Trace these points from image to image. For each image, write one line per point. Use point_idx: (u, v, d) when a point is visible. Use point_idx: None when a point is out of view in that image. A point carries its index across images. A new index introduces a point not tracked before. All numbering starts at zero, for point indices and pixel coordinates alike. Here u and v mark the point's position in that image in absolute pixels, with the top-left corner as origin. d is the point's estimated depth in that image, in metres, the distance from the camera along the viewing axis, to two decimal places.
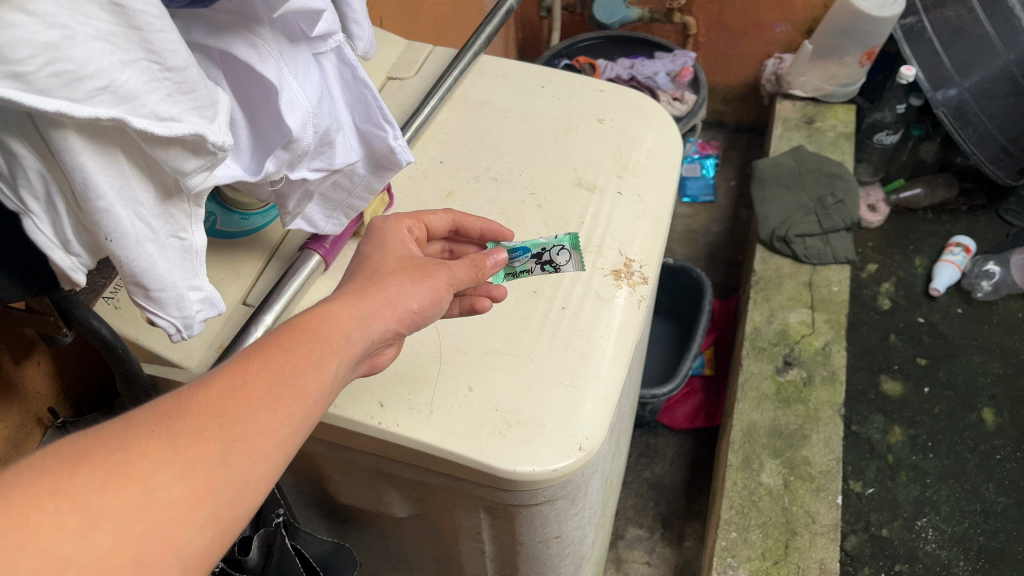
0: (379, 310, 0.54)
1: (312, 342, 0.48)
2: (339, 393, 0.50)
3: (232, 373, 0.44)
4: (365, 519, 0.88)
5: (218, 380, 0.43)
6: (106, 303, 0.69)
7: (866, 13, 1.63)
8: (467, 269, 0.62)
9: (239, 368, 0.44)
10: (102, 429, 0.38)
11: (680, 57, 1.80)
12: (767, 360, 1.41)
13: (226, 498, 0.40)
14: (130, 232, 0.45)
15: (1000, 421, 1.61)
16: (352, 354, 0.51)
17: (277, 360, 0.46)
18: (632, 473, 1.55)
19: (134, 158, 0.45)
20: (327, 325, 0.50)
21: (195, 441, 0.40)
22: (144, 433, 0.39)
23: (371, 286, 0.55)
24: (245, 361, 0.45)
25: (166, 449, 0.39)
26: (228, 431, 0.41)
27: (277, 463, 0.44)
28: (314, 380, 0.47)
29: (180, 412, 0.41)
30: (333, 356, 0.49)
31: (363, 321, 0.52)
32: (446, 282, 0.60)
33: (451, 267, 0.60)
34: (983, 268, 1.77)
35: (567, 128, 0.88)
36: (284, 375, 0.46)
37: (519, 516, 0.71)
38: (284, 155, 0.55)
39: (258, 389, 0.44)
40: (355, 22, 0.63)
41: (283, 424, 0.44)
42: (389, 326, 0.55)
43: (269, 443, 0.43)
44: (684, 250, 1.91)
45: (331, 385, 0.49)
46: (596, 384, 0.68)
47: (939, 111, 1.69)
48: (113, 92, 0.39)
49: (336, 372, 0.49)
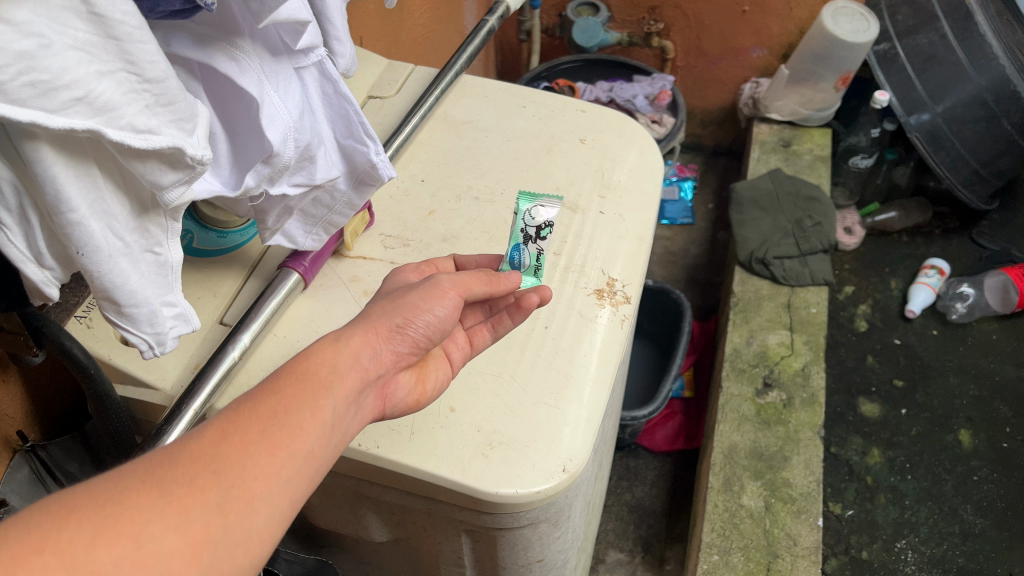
0: (368, 335, 0.51)
1: (301, 382, 0.46)
2: (345, 427, 0.48)
3: (223, 421, 0.43)
4: (343, 543, 0.86)
5: (209, 430, 0.42)
6: (78, 321, 0.67)
7: (840, 39, 1.65)
8: (480, 281, 0.59)
9: (229, 417, 0.43)
10: (89, 485, 0.37)
11: (658, 80, 1.80)
12: (747, 382, 1.41)
13: (226, 549, 0.39)
14: (103, 246, 0.44)
15: (977, 443, 1.61)
16: (349, 385, 0.48)
17: (268, 403, 0.45)
18: (612, 496, 1.54)
19: (110, 172, 0.44)
20: (312, 361, 0.48)
21: (187, 490, 0.39)
22: (136, 486, 0.38)
23: (363, 317, 0.53)
24: (236, 407, 0.44)
25: (157, 499, 0.37)
26: (224, 479, 0.40)
27: (282, 507, 0.42)
28: (309, 419, 0.45)
29: (171, 463, 0.40)
30: (327, 391, 0.47)
31: (352, 349, 0.50)
32: (455, 289, 0.57)
33: (448, 278, 0.57)
34: (957, 290, 1.79)
35: (549, 147, 0.87)
36: (277, 416, 0.44)
37: (501, 540, 0.70)
38: (265, 170, 0.54)
39: (251, 433, 0.43)
40: (337, 40, 0.63)
41: (283, 465, 0.43)
42: (383, 352, 0.52)
43: (270, 487, 0.42)
44: (663, 272, 1.92)
45: (332, 420, 0.46)
46: (580, 405, 0.67)
47: (913, 135, 1.72)
48: (89, 103, 0.38)
49: (333, 407, 0.47)
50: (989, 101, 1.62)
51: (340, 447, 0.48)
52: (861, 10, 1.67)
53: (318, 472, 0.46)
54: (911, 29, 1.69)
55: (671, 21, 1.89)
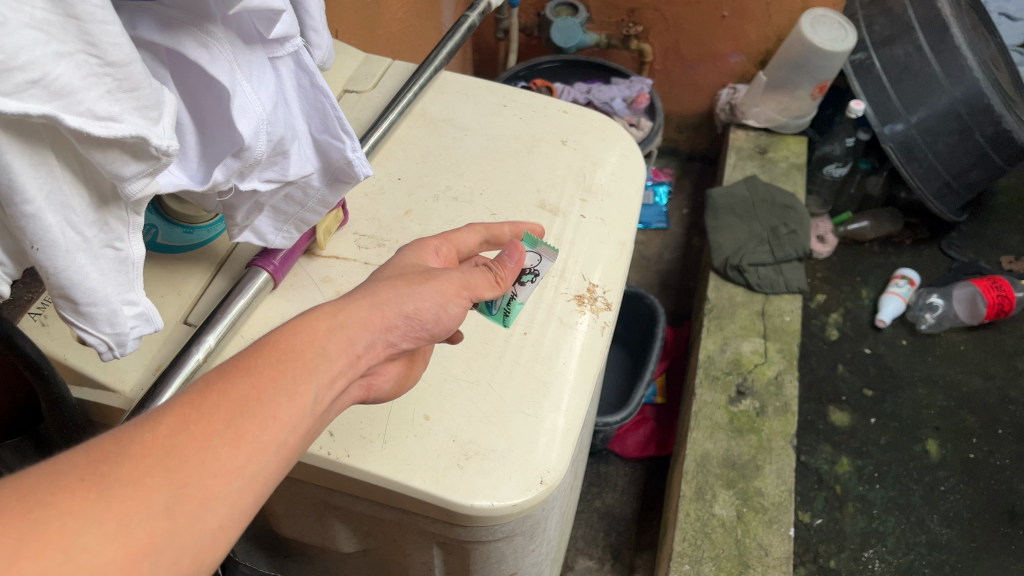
0: (367, 319, 0.50)
1: (283, 363, 0.44)
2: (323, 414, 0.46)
3: (185, 407, 0.40)
4: (308, 553, 0.83)
5: (169, 416, 0.39)
6: (32, 319, 0.63)
7: (818, 47, 1.64)
8: (488, 283, 0.60)
9: (194, 399, 0.40)
10: (28, 475, 0.34)
11: (636, 83, 1.79)
12: (720, 390, 1.40)
13: (170, 555, 0.36)
14: (59, 240, 0.41)
15: (944, 453, 1.62)
16: (337, 369, 0.47)
17: (240, 387, 0.42)
18: (582, 503, 1.52)
19: (68, 159, 0.41)
20: (308, 338, 0.46)
21: (133, 491, 0.36)
22: (74, 484, 0.35)
23: (358, 292, 0.52)
24: (205, 388, 0.41)
25: (94, 503, 0.34)
26: (178, 472, 0.37)
27: (240, 507, 0.40)
28: (285, 408, 0.43)
29: (120, 455, 0.36)
30: (309, 375, 0.45)
31: (346, 333, 0.48)
32: (457, 285, 0.57)
33: (460, 272, 0.57)
34: (927, 300, 1.80)
35: (530, 147, 0.85)
36: (248, 404, 0.41)
37: (474, 552, 0.67)
38: (234, 164, 0.51)
39: (215, 425, 0.40)
40: (314, 30, 0.60)
41: (248, 460, 0.40)
42: (378, 339, 0.51)
43: (229, 485, 0.39)
44: (637, 277, 1.91)
45: (310, 407, 0.44)
46: (558, 414, 0.65)
47: (887, 146, 1.71)
48: (46, 86, 0.35)
49: (314, 392, 0.45)
50: (963, 113, 1.62)
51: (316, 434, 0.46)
52: (839, 19, 1.67)
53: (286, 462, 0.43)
54: (887, 39, 1.69)
55: (650, 24, 1.88)
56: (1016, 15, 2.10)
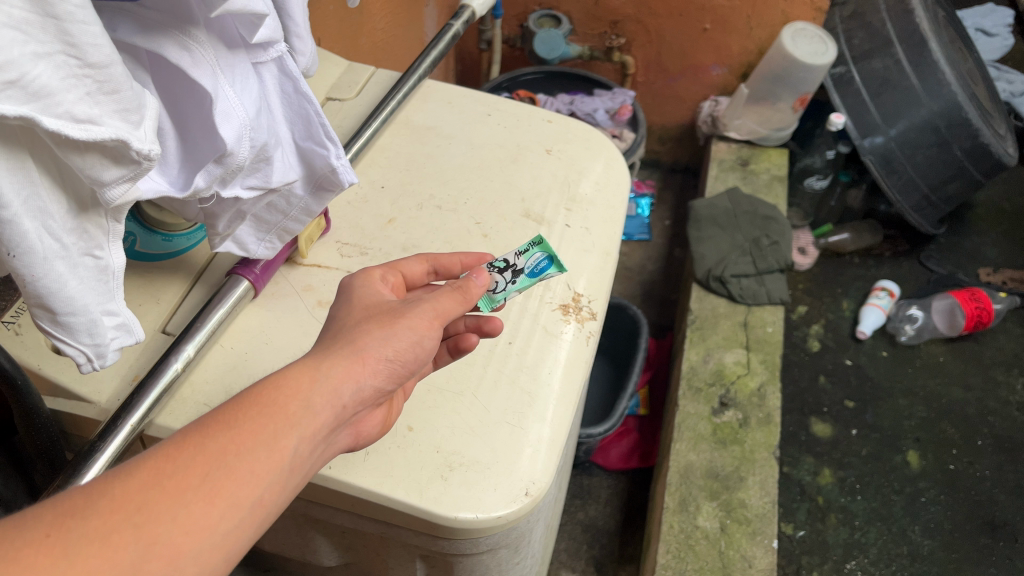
0: (351, 367, 0.49)
1: (263, 414, 0.44)
2: (306, 468, 0.46)
3: (161, 460, 0.39)
4: (290, 567, 0.82)
5: (141, 471, 0.38)
6: (5, 328, 0.61)
7: (798, 60, 1.65)
8: (456, 299, 0.57)
9: (170, 454, 0.40)
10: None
11: (618, 95, 1.80)
12: (703, 401, 1.40)
13: None
14: (38, 247, 0.40)
15: (925, 464, 1.62)
16: (321, 421, 0.46)
17: (219, 439, 0.41)
18: (565, 515, 1.51)
19: (47, 167, 0.40)
20: (289, 389, 0.45)
21: (101, 546, 0.35)
22: (39, 538, 0.34)
23: (337, 344, 0.50)
24: (180, 443, 0.40)
25: (60, 559, 0.34)
26: (145, 531, 0.37)
27: (215, 563, 0.39)
28: (264, 461, 0.42)
29: (90, 509, 0.36)
30: (291, 428, 0.44)
31: (330, 383, 0.47)
32: (432, 313, 0.55)
33: (430, 300, 0.55)
34: (907, 312, 1.81)
35: (514, 156, 0.85)
36: (225, 458, 0.41)
37: (457, 566, 0.66)
38: (216, 170, 0.50)
39: (190, 479, 0.39)
40: (297, 37, 0.59)
41: (223, 516, 0.40)
42: (365, 386, 0.49)
43: (204, 541, 0.38)
44: (619, 288, 1.91)
45: (289, 463, 0.44)
46: (544, 425, 0.64)
47: (866, 158, 1.72)
48: (23, 87, 0.34)
49: (295, 446, 0.44)
50: (940, 126, 1.64)
51: (298, 486, 0.45)
52: (819, 33, 1.69)
53: (267, 517, 0.43)
54: (866, 53, 1.70)
55: (632, 36, 1.88)
56: (992, 31, 2.14)
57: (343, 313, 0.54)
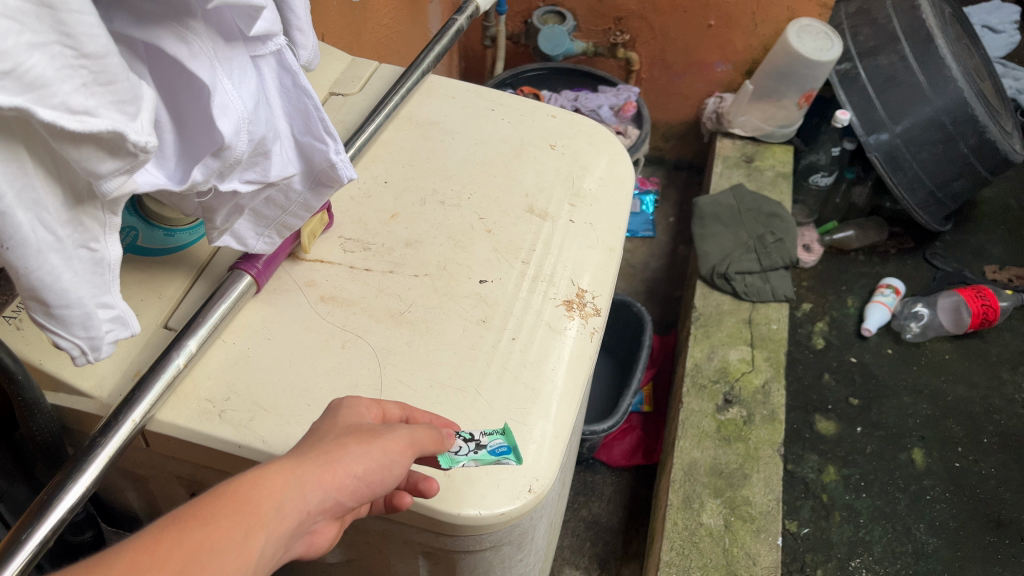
0: (327, 475, 0.46)
1: (239, 512, 0.42)
2: (269, 569, 0.43)
3: (139, 550, 0.38)
4: (292, 564, 0.81)
5: (118, 561, 0.37)
6: (6, 322, 0.62)
7: (804, 56, 1.65)
8: (432, 436, 0.54)
9: (149, 546, 0.38)
10: None
11: (623, 92, 1.79)
12: (707, 398, 1.39)
13: None
14: (31, 239, 0.39)
15: (930, 462, 1.62)
16: (290, 526, 0.44)
17: (195, 534, 0.40)
18: (569, 512, 1.51)
19: (41, 158, 0.39)
20: (265, 488, 0.43)
21: None
22: None
23: (315, 446, 0.48)
24: (158, 535, 0.39)
25: None
26: None
27: None
28: (233, 562, 0.40)
29: None
30: (261, 530, 0.42)
31: (303, 489, 0.45)
32: (411, 436, 0.52)
33: (410, 428, 0.53)
34: (912, 309, 1.80)
35: (517, 152, 0.84)
36: (199, 555, 0.39)
37: (460, 563, 0.66)
38: (214, 163, 0.50)
39: (165, 575, 0.38)
40: (298, 30, 0.59)
41: None
42: (336, 499, 0.47)
43: None
44: (623, 285, 1.90)
45: (254, 566, 0.41)
46: (547, 422, 0.64)
47: (872, 155, 1.71)
48: (18, 77, 0.33)
49: (262, 548, 0.42)
50: (946, 123, 1.64)
51: None
52: (825, 29, 1.68)
53: None
54: (872, 49, 1.69)
55: (637, 33, 1.87)
56: (998, 28, 2.13)
57: (324, 421, 0.52)
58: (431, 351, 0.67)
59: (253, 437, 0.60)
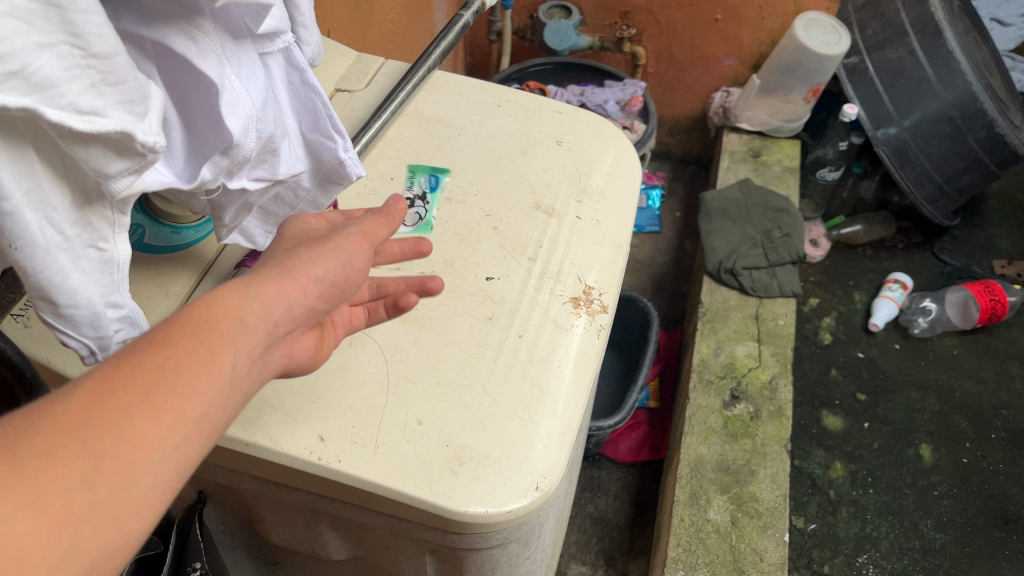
0: (281, 285, 0.45)
1: (199, 328, 0.40)
2: (247, 383, 0.42)
3: (99, 377, 0.35)
4: (300, 560, 0.82)
5: (80, 389, 0.35)
6: (14, 320, 0.61)
7: (812, 50, 1.64)
8: (382, 223, 0.54)
9: (108, 373, 0.36)
10: None
11: (630, 86, 1.79)
12: (714, 394, 1.39)
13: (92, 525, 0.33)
14: (38, 239, 0.39)
15: (937, 458, 1.61)
16: (255, 337, 0.42)
17: (156, 354, 0.37)
18: (575, 508, 1.51)
19: (50, 158, 0.39)
20: (219, 303, 0.41)
21: (51, 464, 0.32)
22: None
23: (269, 264, 0.46)
24: (116, 362, 0.37)
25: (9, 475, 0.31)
26: (94, 449, 0.33)
27: (169, 475, 0.36)
28: (206, 373, 0.38)
29: (32, 427, 0.33)
30: (227, 342, 0.40)
31: (261, 299, 0.43)
32: (358, 242, 0.51)
33: (356, 227, 0.52)
34: (920, 304, 1.80)
35: (524, 148, 0.84)
36: (166, 373, 0.37)
37: (467, 560, 0.66)
38: (222, 162, 0.49)
39: (133, 394, 0.36)
40: (304, 27, 0.58)
41: (172, 429, 0.36)
42: (297, 305, 0.45)
43: (155, 453, 0.35)
44: (630, 280, 1.90)
45: (229, 378, 0.40)
46: (554, 419, 0.64)
47: (880, 149, 1.72)
48: (25, 78, 0.33)
49: (234, 360, 0.40)
50: (954, 117, 1.62)
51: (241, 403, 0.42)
52: (833, 22, 1.67)
53: (214, 431, 0.39)
54: (880, 43, 1.68)
55: (643, 27, 1.87)
56: (1007, 20, 2.12)
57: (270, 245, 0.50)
58: (439, 348, 0.67)
59: (260, 434, 0.60)
